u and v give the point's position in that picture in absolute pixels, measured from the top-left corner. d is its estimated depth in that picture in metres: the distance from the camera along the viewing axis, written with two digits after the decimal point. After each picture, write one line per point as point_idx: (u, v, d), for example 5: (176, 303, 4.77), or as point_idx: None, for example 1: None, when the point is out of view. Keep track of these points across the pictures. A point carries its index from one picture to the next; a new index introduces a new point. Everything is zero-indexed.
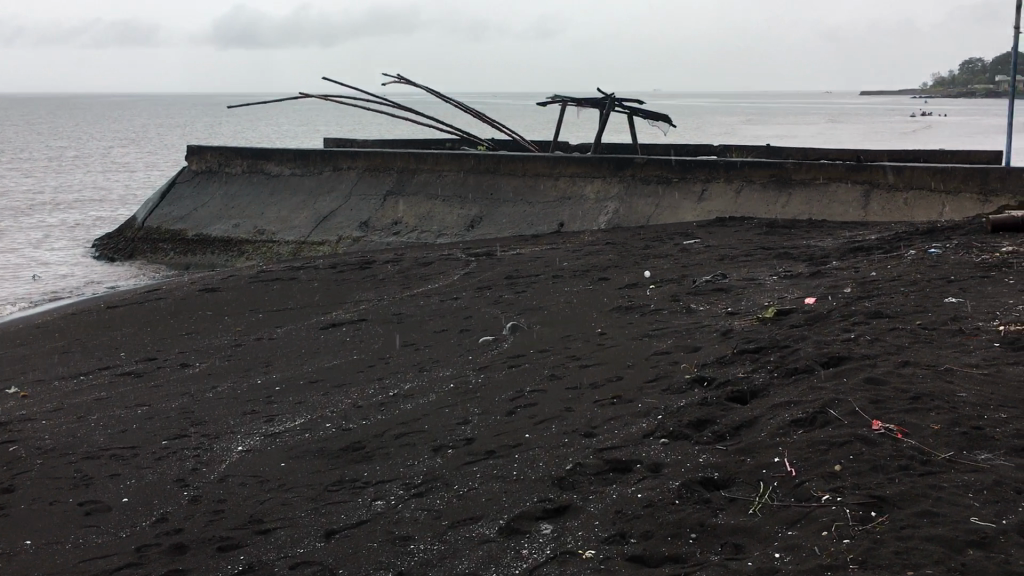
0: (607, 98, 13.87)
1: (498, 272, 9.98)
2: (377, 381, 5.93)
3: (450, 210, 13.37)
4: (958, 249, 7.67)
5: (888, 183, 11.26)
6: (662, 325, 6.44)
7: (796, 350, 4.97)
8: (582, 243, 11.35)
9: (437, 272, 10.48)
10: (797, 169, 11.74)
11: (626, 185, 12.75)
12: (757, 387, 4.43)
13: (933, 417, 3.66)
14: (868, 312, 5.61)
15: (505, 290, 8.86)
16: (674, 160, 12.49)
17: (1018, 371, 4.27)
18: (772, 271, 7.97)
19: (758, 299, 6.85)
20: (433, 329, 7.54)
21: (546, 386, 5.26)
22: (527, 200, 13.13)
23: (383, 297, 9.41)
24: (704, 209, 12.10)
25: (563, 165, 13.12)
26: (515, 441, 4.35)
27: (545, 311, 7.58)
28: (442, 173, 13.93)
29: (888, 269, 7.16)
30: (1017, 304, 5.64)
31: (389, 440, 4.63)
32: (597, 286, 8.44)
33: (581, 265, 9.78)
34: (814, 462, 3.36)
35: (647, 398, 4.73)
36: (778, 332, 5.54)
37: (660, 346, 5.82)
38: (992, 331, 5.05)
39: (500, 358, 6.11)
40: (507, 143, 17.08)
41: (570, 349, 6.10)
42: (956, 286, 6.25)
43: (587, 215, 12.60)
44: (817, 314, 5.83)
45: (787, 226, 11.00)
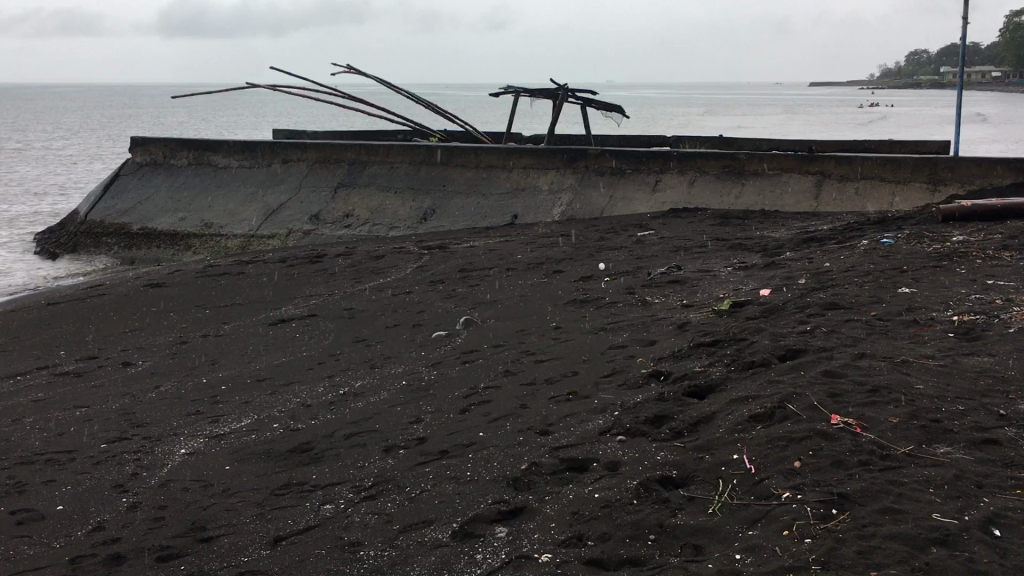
0: (560, 89, 13.77)
1: (452, 265, 9.85)
2: (327, 379, 5.77)
3: (402, 202, 13.19)
4: (909, 238, 7.71)
5: (839, 173, 11.33)
6: (617, 318, 6.37)
7: (753, 343, 4.92)
8: (537, 235, 11.25)
9: (390, 265, 10.32)
10: (750, 160, 11.77)
11: (580, 176, 12.68)
12: (714, 382, 4.37)
13: (891, 410, 3.62)
14: (824, 304, 5.59)
15: (458, 283, 8.73)
16: (628, 151, 12.45)
17: (973, 362, 4.26)
18: (726, 262, 7.95)
19: (713, 291, 6.81)
20: (385, 324, 7.39)
21: (500, 383, 5.15)
22: (480, 192, 13.00)
23: (333, 291, 9.23)
24: (659, 200, 12.08)
25: (516, 157, 13.01)
26: (469, 440, 4.24)
27: (499, 304, 7.48)
28: (394, 165, 13.74)
29: (841, 260, 7.17)
30: (969, 294, 5.67)
31: (339, 440, 4.49)
32: (551, 279, 8.35)
33: (536, 257, 9.68)
34: (773, 459, 3.30)
35: (604, 394, 4.65)
36: (734, 325, 5.49)
37: (615, 340, 5.75)
38: (945, 321, 5.06)
39: (454, 354, 5.99)
40: (459, 135, 16.91)
41: (524, 344, 6.00)
42: (908, 276, 6.26)
43: (540, 206, 12.51)
44: (773, 305, 5.80)
45: (740, 217, 11.01)
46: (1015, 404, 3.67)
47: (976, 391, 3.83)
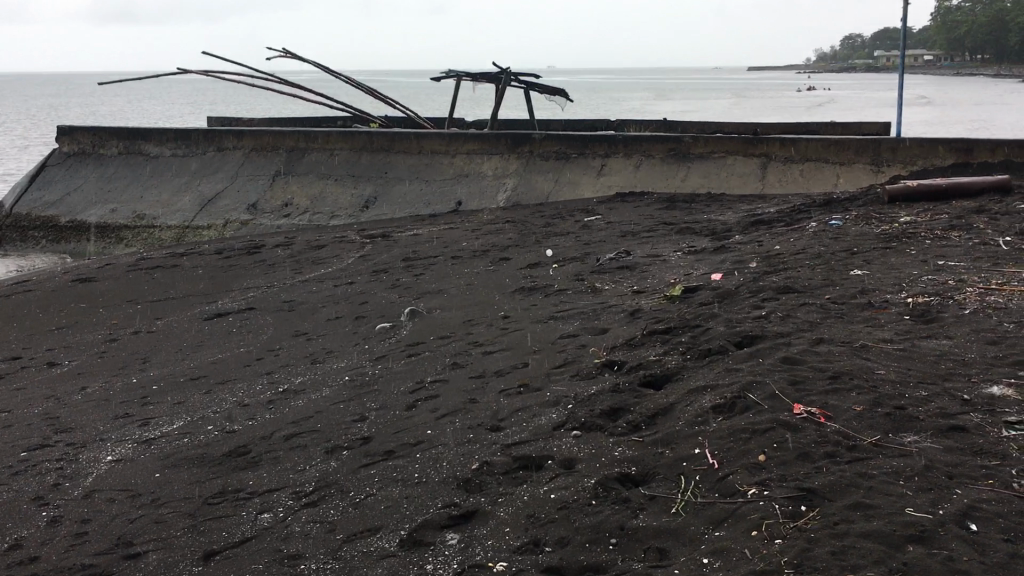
0: (503, 72, 13.54)
1: (395, 253, 9.59)
2: (266, 376, 5.50)
3: (343, 190, 12.86)
4: (857, 219, 7.67)
5: (783, 156, 11.31)
6: (566, 306, 6.19)
7: (708, 330, 4.78)
8: (482, 222, 11.03)
9: (331, 255, 10.02)
10: (695, 143, 11.69)
11: (524, 161, 12.49)
12: (670, 372, 4.21)
13: (854, 397, 3.50)
14: (777, 287, 5.48)
15: (402, 272, 8.49)
16: (573, 135, 12.29)
17: (932, 345, 4.17)
18: (675, 247, 7.83)
19: (663, 276, 6.68)
20: (326, 316, 7.12)
21: (448, 376, 4.94)
22: (423, 178, 12.73)
23: (273, 283, 8.91)
24: (604, 184, 11.95)
25: (459, 142, 12.77)
26: (416, 438, 4.02)
27: (445, 294, 7.25)
28: (334, 152, 13.39)
29: (790, 242, 7.09)
30: (920, 275, 5.61)
31: (278, 442, 4.24)
32: (498, 266, 8.15)
33: (481, 244, 9.47)
34: (736, 453, 3.15)
35: (556, 386, 4.47)
36: (687, 311, 5.35)
37: (566, 329, 5.58)
38: (900, 303, 4.98)
39: (398, 347, 5.76)
40: (401, 120, 16.59)
41: (472, 335, 5.80)
42: (858, 258, 6.19)
43: (485, 192, 12.30)
44: (725, 290, 5.68)
45: (686, 200, 10.93)
46: (978, 389, 3.57)
47: (937, 376, 3.73)
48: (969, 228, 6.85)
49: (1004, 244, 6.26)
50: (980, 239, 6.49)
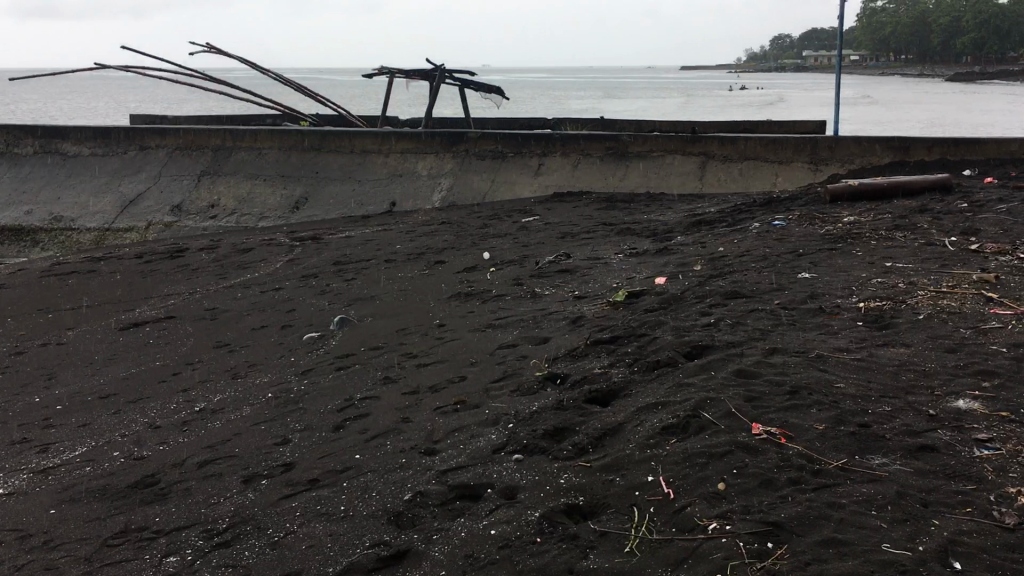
0: (437, 69, 13.19)
1: (326, 257, 9.19)
2: (182, 393, 5.09)
3: (272, 190, 12.39)
4: (800, 219, 7.53)
5: (722, 155, 11.17)
6: (505, 313, 5.89)
7: (655, 339, 4.53)
8: (417, 223, 10.68)
9: (258, 258, 9.57)
10: (633, 141, 11.50)
11: (460, 160, 12.16)
12: (617, 387, 3.94)
13: (816, 415, 3.26)
14: (724, 293, 5.25)
15: (333, 277, 8.11)
16: (509, 134, 12.00)
17: (890, 354, 3.97)
18: (617, 249, 7.59)
19: (605, 280, 6.42)
20: (252, 326, 6.69)
21: (379, 392, 4.59)
22: (356, 178, 12.31)
23: (196, 289, 8.43)
24: (542, 184, 11.69)
25: (393, 141, 12.40)
26: (343, 465, 3.68)
27: (377, 300, 6.90)
28: (262, 152, 12.89)
29: (735, 244, 6.90)
30: (869, 278, 5.44)
31: (190, 470, 3.85)
32: (433, 270, 7.82)
33: (416, 247, 9.11)
34: (694, 481, 2.88)
35: (495, 403, 4.16)
36: (632, 318, 5.09)
37: (505, 338, 5.28)
38: (852, 308, 4.79)
39: (327, 359, 5.39)
40: (332, 119, 16.12)
41: (406, 346, 5.45)
42: (804, 260, 6.02)
43: (420, 192, 11.94)
44: (670, 296, 5.44)
45: (626, 200, 10.73)
46: (943, 404, 3.37)
47: (900, 389, 3.52)
48: (914, 229, 6.73)
49: (949, 245, 6.15)
50: (925, 239, 6.37)
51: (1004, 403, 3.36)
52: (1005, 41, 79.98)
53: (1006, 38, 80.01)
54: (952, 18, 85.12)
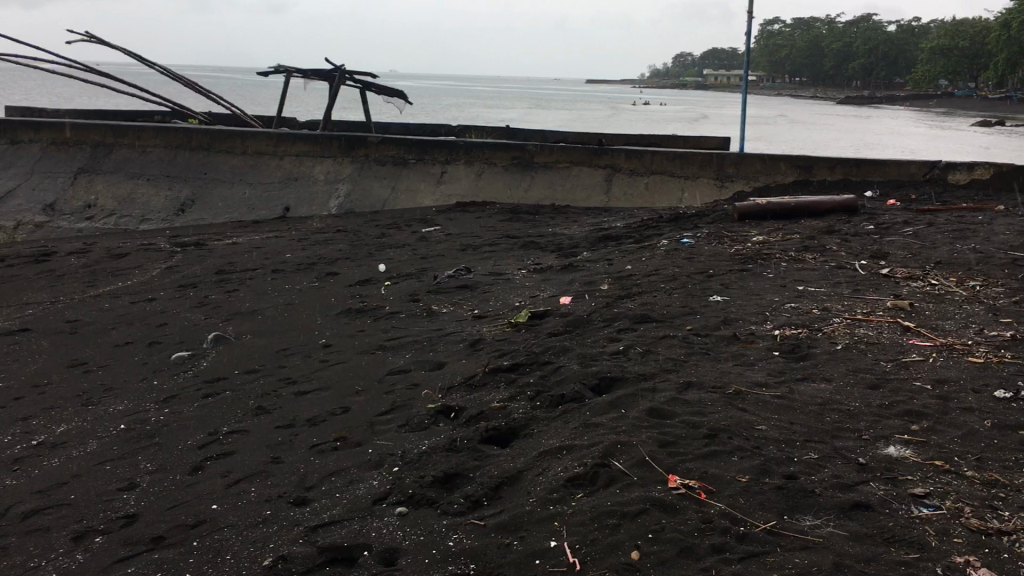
0: (337, 70, 12.59)
1: (209, 265, 8.53)
2: (21, 423, 4.44)
3: (156, 191, 11.59)
4: (709, 237, 7.28)
5: (628, 168, 10.93)
6: (398, 334, 5.42)
7: (559, 370, 4.13)
8: (311, 230, 10.08)
9: (135, 264, 8.84)
10: (538, 151, 11.16)
11: (359, 166, 11.60)
12: (516, 426, 3.52)
13: (737, 464, 2.90)
14: (632, 317, 4.90)
15: (214, 288, 7.48)
16: (411, 139, 11.51)
17: (811, 391, 3.66)
18: (520, 264, 7.20)
19: (506, 298, 6.01)
20: (115, 341, 6.03)
21: (249, 426, 4.06)
22: (247, 181, 11.62)
23: (60, 298, 7.67)
24: (444, 193, 11.24)
25: (288, 142, 11.76)
26: (197, 517, 3.15)
27: (259, 315, 6.33)
28: (146, 150, 12.07)
29: (644, 262, 6.59)
30: (782, 302, 5.18)
31: (12, 523, 3.26)
32: (324, 283, 7.28)
33: (307, 257, 8.54)
34: (602, 548, 2.48)
35: (380, 441, 3.69)
36: (534, 343, 4.68)
37: (395, 363, 4.81)
38: (768, 337, 4.49)
39: (194, 385, 4.81)
40: (226, 118, 15.32)
41: (285, 370, 4.92)
42: (715, 282, 5.73)
43: (315, 198, 11.33)
44: (576, 319, 5.07)
45: (531, 211, 10.38)
46: (871, 450, 3.07)
47: (825, 432, 3.20)
48: (823, 251, 6.55)
49: (860, 269, 5.96)
50: (835, 262, 6.18)
51: (936, 449, 3.07)
52: (893, 68, 83.40)
53: (894, 64, 83.46)
54: (846, 43, 88.52)
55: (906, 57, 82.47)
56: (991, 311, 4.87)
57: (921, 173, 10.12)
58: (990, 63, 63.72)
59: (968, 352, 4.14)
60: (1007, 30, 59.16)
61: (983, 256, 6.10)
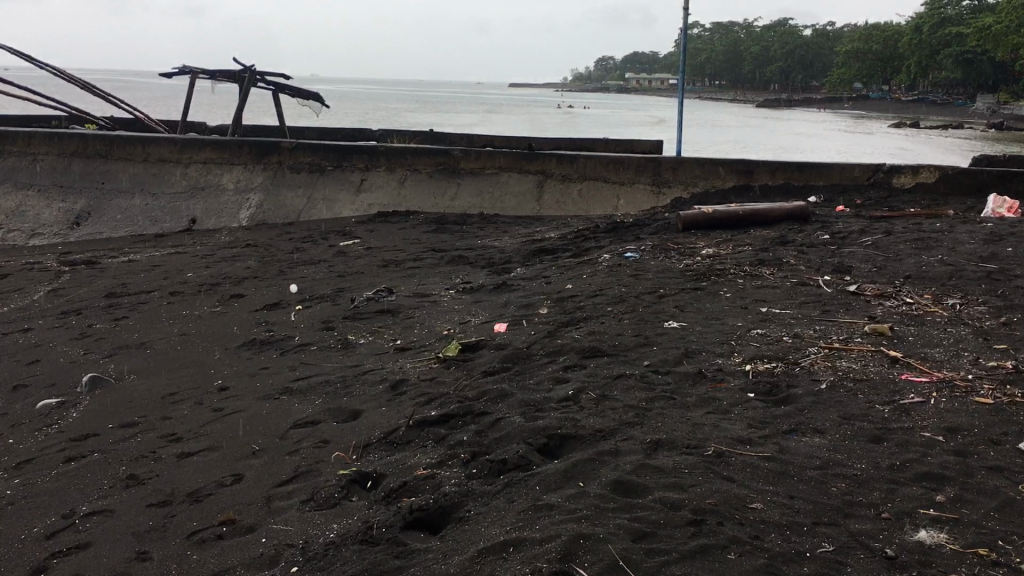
0: (247, 71, 11.66)
1: (100, 287, 7.60)
2: None
3: (47, 204, 10.53)
4: (655, 250, 6.68)
5: (561, 173, 10.30)
6: (307, 372, 4.64)
7: (499, 424, 3.42)
8: (218, 245, 9.18)
9: (16, 286, 7.85)
10: (465, 157, 10.44)
11: (272, 175, 10.73)
12: (449, 505, 2.80)
13: (738, 564, 2.24)
14: (580, 352, 4.24)
15: (102, 314, 6.58)
16: (327, 145, 10.68)
17: (804, 447, 3.03)
18: (449, 283, 6.49)
19: (433, 326, 5.29)
20: None
21: (114, 504, 3.25)
22: (149, 191, 10.65)
23: None
24: (365, 201, 10.45)
25: (194, 149, 10.81)
26: None
27: (149, 348, 5.48)
28: (37, 158, 11.00)
29: (586, 280, 5.94)
30: (747, 329, 4.57)
31: None
32: (227, 307, 6.45)
33: (211, 276, 7.66)
34: None
35: (279, 524, 2.93)
36: (466, 387, 3.98)
37: (303, 411, 4.04)
38: (739, 373, 3.87)
39: (55, 444, 3.95)
40: (129, 124, 14.22)
41: (169, 421, 4.09)
42: (667, 305, 5.10)
43: (224, 209, 10.42)
44: (514, 355, 4.38)
45: (458, 221, 9.68)
46: (897, 535, 2.43)
47: (835, 510, 2.56)
48: (780, 265, 5.99)
49: (825, 285, 5.41)
50: (796, 278, 5.62)
51: (974, 531, 2.46)
52: (811, 70, 84.92)
53: (811, 68, 85.00)
54: (764, 47, 90.04)
55: (821, 61, 84.01)
56: (979, 335, 4.33)
57: (864, 177, 9.71)
58: (902, 67, 65.17)
59: (971, 391, 3.56)
60: (918, 36, 60.50)
61: (953, 269, 5.60)
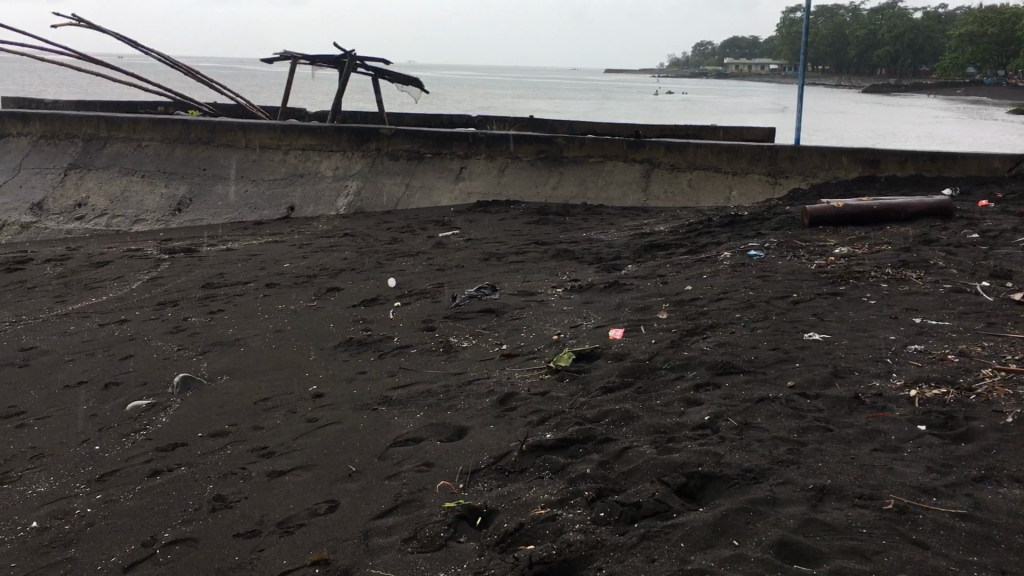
0: (347, 55, 11.43)
1: (198, 276, 7.42)
2: None
3: (149, 189, 10.48)
4: (780, 248, 6.12)
5: (670, 162, 9.75)
6: (408, 379, 4.28)
7: (627, 456, 2.99)
8: (316, 234, 8.95)
9: (117, 273, 7.73)
10: (569, 145, 9.99)
11: (370, 161, 10.47)
12: (576, 559, 2.38)
13: None
14: (711, 368, 3.76)
15: (199, 305, 6.37)
16: (427, 131, 10.37)
17: (1003, 502, 2.51)
18: (556, 280, 6.07)
19: (542, 330, 4.87)
20: (69, 379, 4.90)
21: (198, 532, 2.94)
22: (248, 177, 10.51)
23: (23, 314, 6.52)
24: (464, 190, 10.09)
25: (293, 135, 10.63)
26: None
27: (244, 346, 5.21)
28: (141, 143, 11.00)
29: (707, 281, 5.44)
30: (902, 343, 4.01)
31: None
32: (325, 301, 6.16)
33: (308, 267, 7.40)
34: None
35: (380, 569, 2.57)
36: (585, 406, 3.55)
37: (404, 427, 3.67)
38: (903, 400, 3.34)
39: (142, 453, 3.67)
40: (231, 109, 14.19)
41: (261, 432, 3.77)
42: (803, 313, 4.57)
43: (322, 196, 10.20)
44: (635, 368, 3.92)
45: (561, 212, 9.24)
46: None
47: None
48: (926, 267, 5.37)
49: (985, 292, 4.79)
50: (948, 283, 5.01)
51: None
52: (921, 54, 81.33)
53: (922, 52, 81.43)
54: (872, 31, 86.65)
55: (933, 44, 80.35)
56: None
57: (1005, 169, 8.88)
58: None
59: None
60: None
61: None
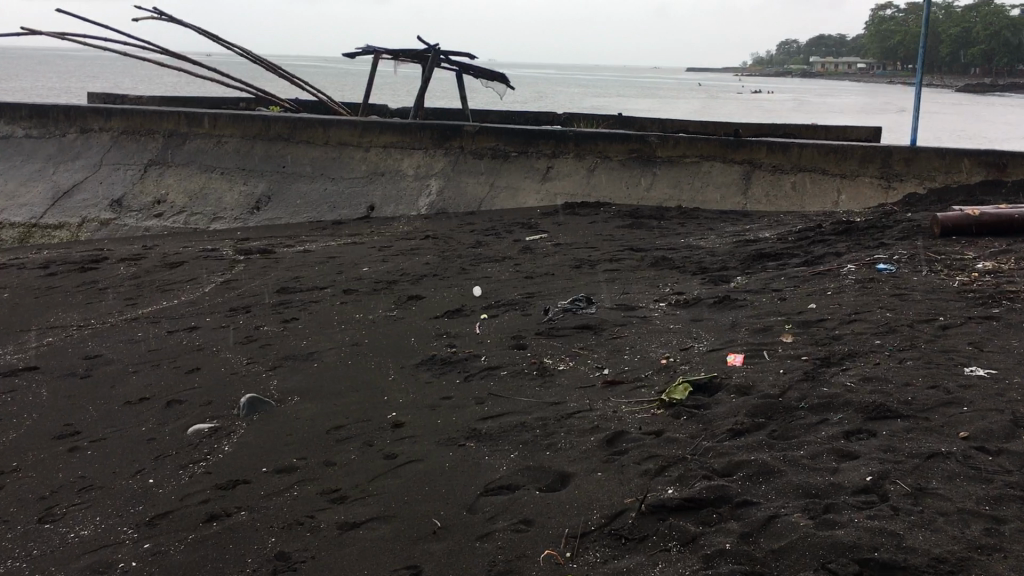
0: (431, 49, 11.00)
1: (273, 280, 7.04)
2: None
3: (227, 186, 10.21)
4: (911, 262, 5.45)
5: (773, 163, 9.07)
6: (499, 409, 3.77)
7: (775, 527, 2.43)
8: (395, 236, 8.54)
9: (191, 275, 7.41)
10: (663, 144, 9.39)
11: (452, 160, 10.03)
12: None
13: None
14: (861, 412, 3.16)
15: (273, 313, 5.97)
16: (512, 128, 9.88)
17: None
18: (657, 294, 5.50)
19: (648, 353, 4.32)
20: (131, 394, 4.52)
21: None
22: (328, 175, 10.16)
23: (92, 318, 6.20)
24: (550, 190, 9.57)
25: (374, 131, 10.25)
26: None
27: (319, 362, 4.77)
28: (221, 140, 10.74)
29: (833, 299, 4.81)
30: None
31: None
32: (405, 312, 5.71)
33: (387, 273, 6.97)
34: None
35: None
36: (712, 454, 2.99)
37: (497, 469, 3.16)
38: None
39: (200, 491, 3.25)
40: (311, 105, 13.91)
41: (333, 469, 3.32)
42: (957, 342, 3.92)
43: (403, 195, 9.80)
44: (767, 405, 3.34)
45: (655, 215, 8.65)
46: None
47: None
48: None
49: None
50: None
51: None
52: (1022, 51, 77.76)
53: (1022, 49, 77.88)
54: (968, 28, 83.30)
55: None
56: None
57: None
58: None
59: None
60: None
61: None
